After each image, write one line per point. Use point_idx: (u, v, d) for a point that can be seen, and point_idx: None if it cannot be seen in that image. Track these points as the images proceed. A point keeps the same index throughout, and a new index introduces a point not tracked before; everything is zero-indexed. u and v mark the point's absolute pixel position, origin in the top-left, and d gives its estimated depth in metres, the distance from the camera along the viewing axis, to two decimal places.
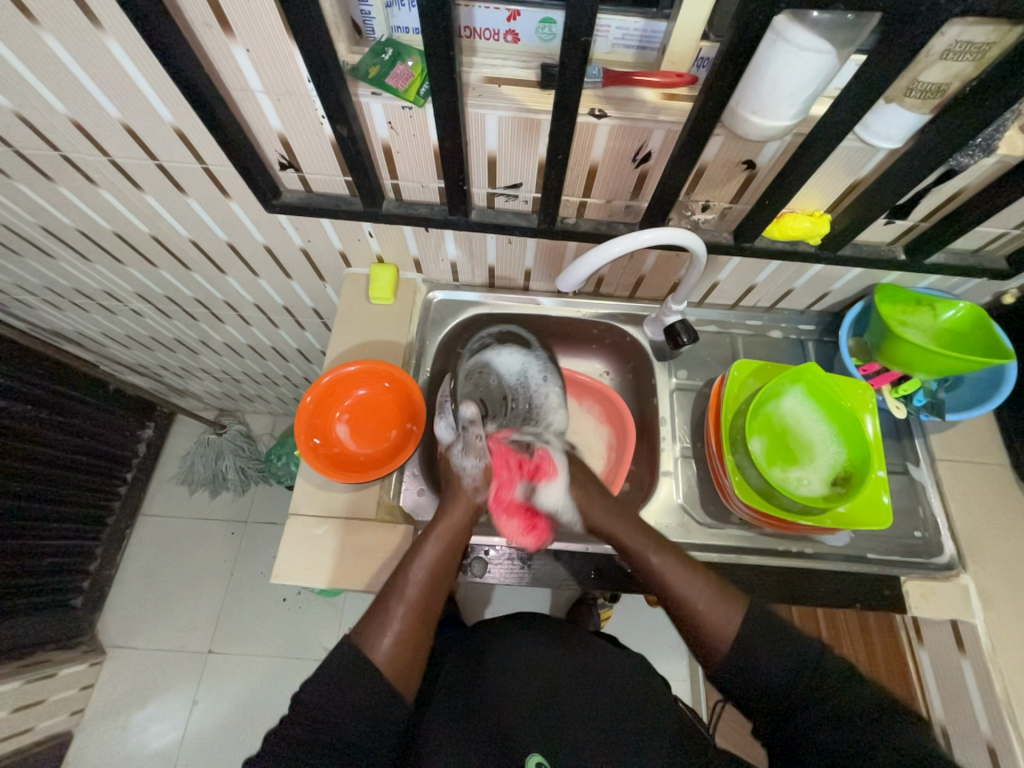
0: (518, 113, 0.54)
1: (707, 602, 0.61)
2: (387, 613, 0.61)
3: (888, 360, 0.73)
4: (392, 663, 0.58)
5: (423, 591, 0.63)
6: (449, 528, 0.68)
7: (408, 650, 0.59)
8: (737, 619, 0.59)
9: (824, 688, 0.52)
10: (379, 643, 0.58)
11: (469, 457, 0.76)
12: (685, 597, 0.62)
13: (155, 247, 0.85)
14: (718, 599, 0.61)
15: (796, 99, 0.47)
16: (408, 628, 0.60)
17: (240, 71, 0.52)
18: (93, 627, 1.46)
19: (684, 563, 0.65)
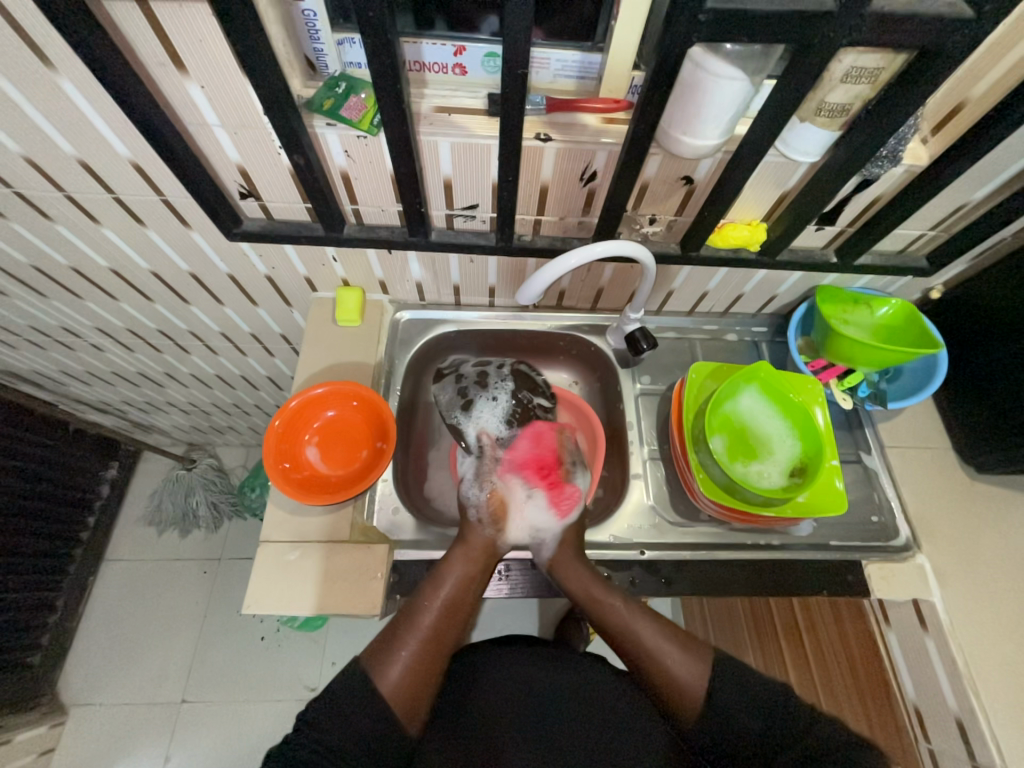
0: (469, 139, 0.57)
1: (672, 655, 0.59)
2: (400, 641, 0.58)
3: (833, 355, 0.78)
4: (400, 692, 0.55)
5: (439, 622, 0.61)
6: (474, 554, 0.67)
7: (421, 682, 0.56)
8: (703, 674, 0.58)
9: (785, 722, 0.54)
10: (390, 667, 0.56)
11: (474, 490, 0.74)
12: (646, 653, 0.60)
13: (115, 281, 0.84)
14: (683, 655, 0.59)
15: (720, 120, 0.52)
16: (420, 660, 0.57)
17: (195, 106, 0.54)
18: (53, 685, 1.37)
19: (649, 619, 0.63)
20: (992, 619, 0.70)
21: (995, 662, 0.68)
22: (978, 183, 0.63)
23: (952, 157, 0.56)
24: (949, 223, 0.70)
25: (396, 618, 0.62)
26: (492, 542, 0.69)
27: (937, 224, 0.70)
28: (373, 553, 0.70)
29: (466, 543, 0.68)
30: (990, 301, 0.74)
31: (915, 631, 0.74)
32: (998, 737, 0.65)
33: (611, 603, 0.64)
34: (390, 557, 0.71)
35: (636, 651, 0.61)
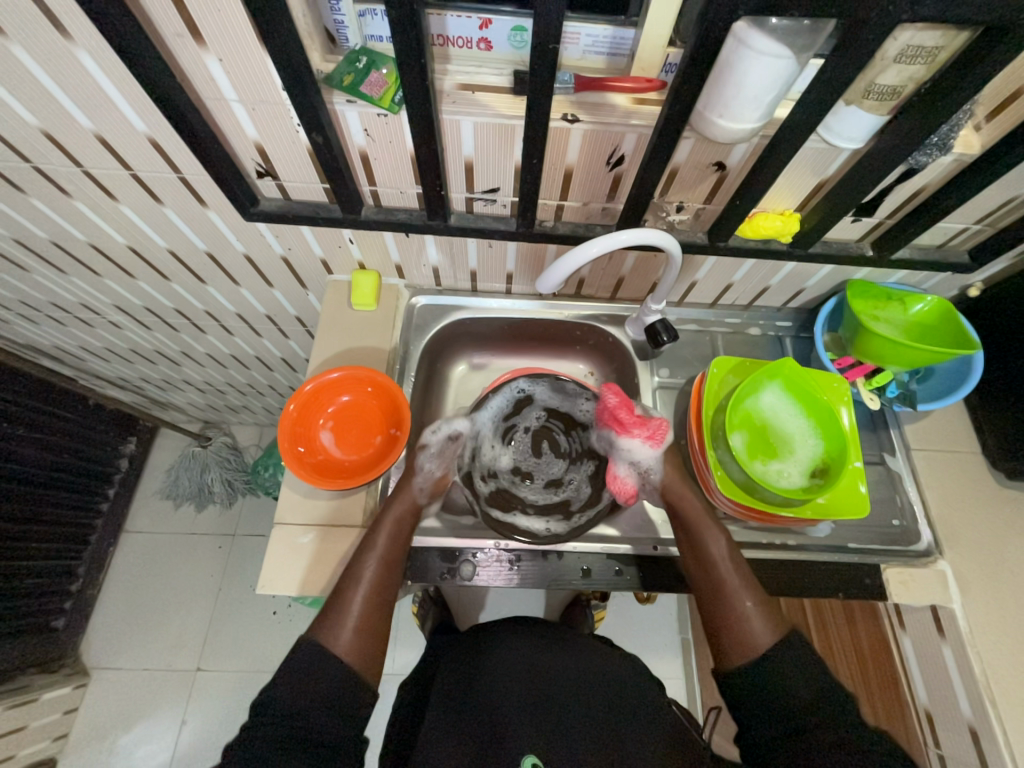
0: (492, 119, 0.55)
1: (755, 609, 0.62)
2: (343, 609, 0.62)
3: (861, 353, 0.75)
4: (354, 650, 0.60)
5: (375, 583, 0.63)
6: (398, 518, 0.68)
7: (369, 639, 0.61)
8: (772, 637, 0.60)
9: (831, 710, 0.55)
10: (339, 634, 0.60)
11: (430, 462, 0.79)
12: (729, 593, 0.63)
13: (133, 259, 0.84)
14: (762, 612, 0.62)
15: (759, 103, 0.49)
16: (366, 618, 0.62)
17: (213, 80, 0.52)
18: (75, 648, 1.42)
19: (741, 568, 0.65)
20: (1014, 629, 0.69)
21: (1014, 673, 0.66)
22: None
23: (1007, 147, 0.52)
24: (995, 218, 0.67)
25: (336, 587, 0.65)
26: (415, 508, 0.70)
27: (983, 218, 0.67)
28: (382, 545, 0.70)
29: (394, 508, 0.69)
30: None
31: (931, 636, 0.73)
32: (1013, 750, 0.63)
33: (716, 538, 0.67)
34: None
35: (721, 590, 0.64)
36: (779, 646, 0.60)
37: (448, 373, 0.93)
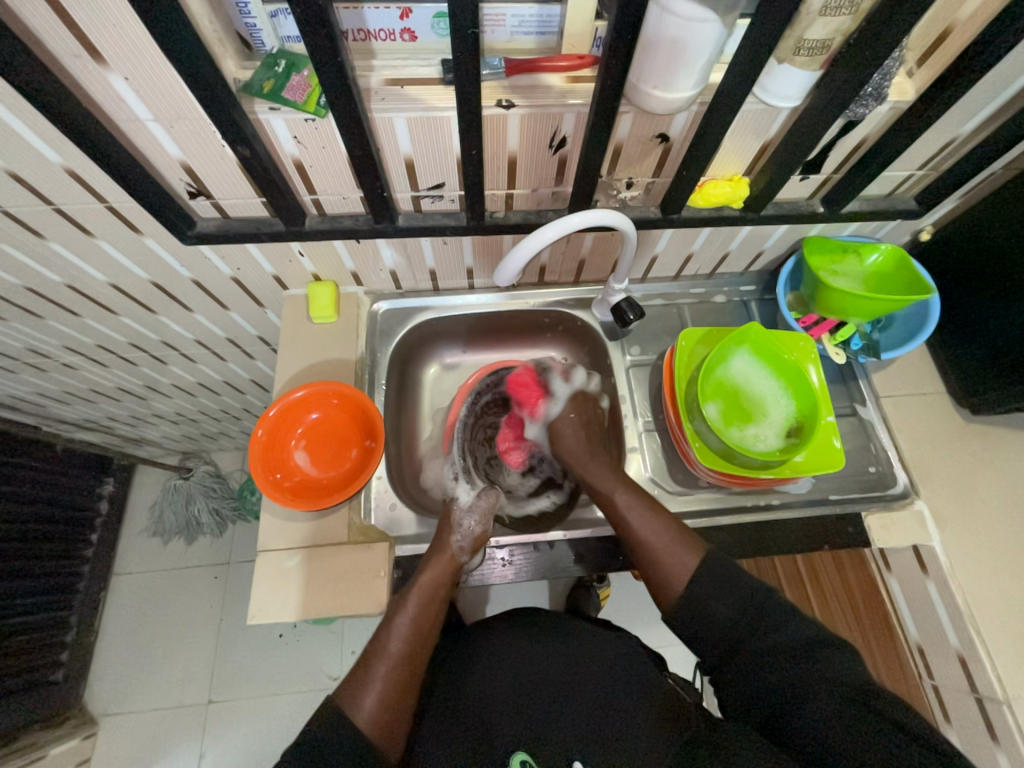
0: (425, 113, 0.53)
1: (667, 541, 0.63)
2: (370, 670, 0.59)
3: (824, 309, 0.76)
4: (375, 724, 0.56)
5: (408, 646, 0.61)
6: (430, 579, 0.65)
7: (393, 712, 0.57)
8: (691, 561, 0.61)
9: (767, 623, 0.56)
10: (363, 700, 0.56)
11: (469, 519, 0.71)
12: (639, 534, 0.64)
13: (75, 297, 0.80)
14: (674, 539, 0.63)
15: (692, 69, 0.48)
16: (391, 688, 0.58)
17: (123, 101, 0.49)
18: (79, 698, 1.39)
19: (646, 504, 0.67)
20: (992, 557, 0.71)
21: (996, 598, 0.69)
22: (969, 115, 0.60)
23: (940, 91, 0.52)
24: (937, 161, 0.67)
25: (365, 650, 0.62)
26: (457, 566, 0.67)
27: (926, 163, 0.67)
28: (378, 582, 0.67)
29: (427, 566, 0.67)
30: (983, 239, 0.72)
31: (916, 574, 0.75)
32: (1000, 671, 0.66)
33: (612, 489, 0.69)
34: (392, 553, 0.71)
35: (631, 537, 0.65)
36: (698, 571, 0.60)
37: (421, 376, 0.92)
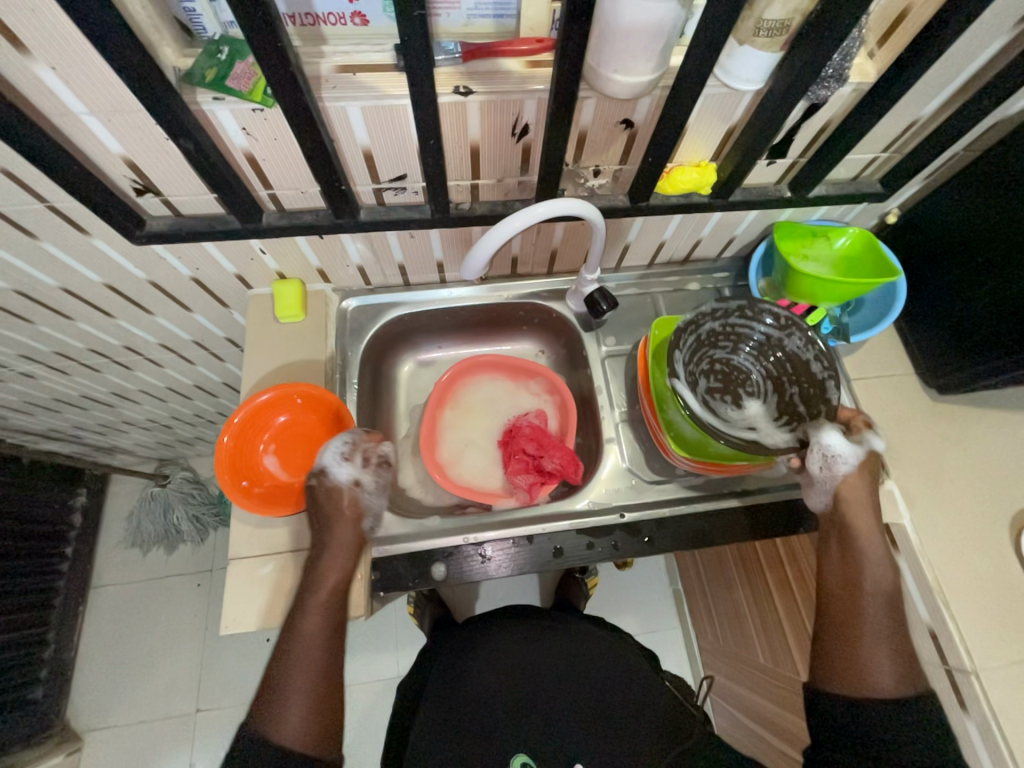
0: (380, 101, 0.51)
1: (886, 658, 0.59)
2: (284, 691, 0.57)
3: (795, 294, 0.76)
4: (302, 736, 0.56)
5: (318, 656, 0.59)
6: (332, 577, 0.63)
7: (319, 718, 0.57)
8: (894, 683, 0.58)
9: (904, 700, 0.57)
10: (284, 722, 0.56)
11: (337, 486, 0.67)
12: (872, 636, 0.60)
13: (25, 303, 0.76)
14: (896, 661, 0.59)
15: (652, 51, 0.46)
16: (313, 698, 0.57)
17: (53, 93, 0.46)
18: (61, 715, 1.36)
19: (888, 612, 0.62)
20: (959, 532, 0.73)
21: (962, 570, 0.71)
22: (930, 95, 0.60)
23: (900, 71, 0.52)
24: (900, 143, 0.68)
25: (273, 665, 0.60)
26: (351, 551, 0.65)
27: (890, 144, 0.68)
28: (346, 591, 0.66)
29: (326, 566, 0.63)
30: (947, 220, 0.72)
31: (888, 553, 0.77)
32: (968, 643, 0.68)
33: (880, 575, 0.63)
34: (368, 556, 0.69)
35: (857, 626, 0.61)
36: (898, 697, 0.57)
37: (395, 373, 0.90)
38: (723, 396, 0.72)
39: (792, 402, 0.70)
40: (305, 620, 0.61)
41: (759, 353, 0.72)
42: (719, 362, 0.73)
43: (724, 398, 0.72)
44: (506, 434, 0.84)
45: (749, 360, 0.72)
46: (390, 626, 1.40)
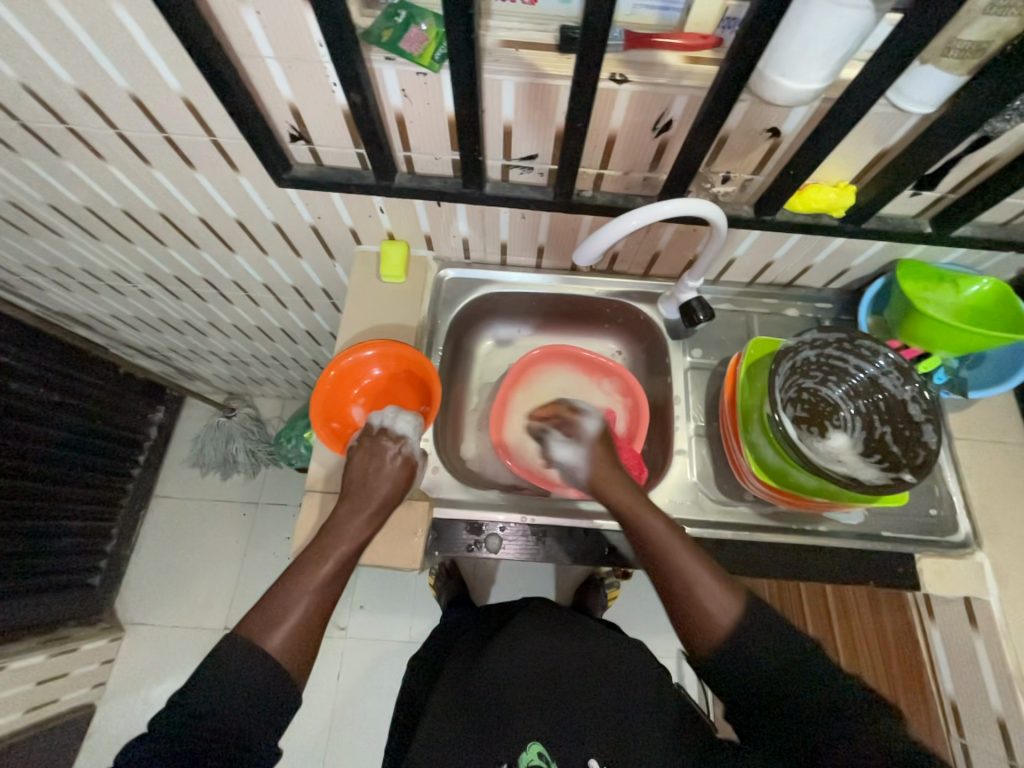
0: (536, 78, 0.52)
1: (687, 585, 0.57)
2: (281, 606, 0.56)
3: (908, 336, 0.72)
4: (287, 655, 0.54)
5: (324, 582, 0.58)
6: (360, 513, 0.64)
7: (306, 646, 0.55)
8: (726, 610, 0.55)
9: (798, 668, 0.51)
10: (274, 633, 0.54)
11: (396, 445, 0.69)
12: (699, 605, 0.56)
13: (164, 226, 0.84)
14: (691, 579, 0.57)
15: (827, 60, 0.45)
16: (306, 623, 0.56)
17: (250, 36, 0.50)
18: (110, 604, 1.50)
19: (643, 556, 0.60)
20: None
21: None
22: None
23: None
24: None
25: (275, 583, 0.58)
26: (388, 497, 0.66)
27: None
28: (410, 541, 0.69)
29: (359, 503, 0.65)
30: None
31: (962, 628, 0.71)
32: None
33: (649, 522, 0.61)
34: (429, 514, 0.72)
35: (694, 602, 0.56)
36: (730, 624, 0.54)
37: (474, 349, 0.92)
38: (812, 427, 0.69)
39: (884, 440, 0.67)
40: (331, 550, 0.61)
41: (854, 391, 0.69)
42: (808, 392, 0.70)
43: (810, 429, 0.69)
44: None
45: (840, 392, 0.69)
46: (411, 590, 1.45)
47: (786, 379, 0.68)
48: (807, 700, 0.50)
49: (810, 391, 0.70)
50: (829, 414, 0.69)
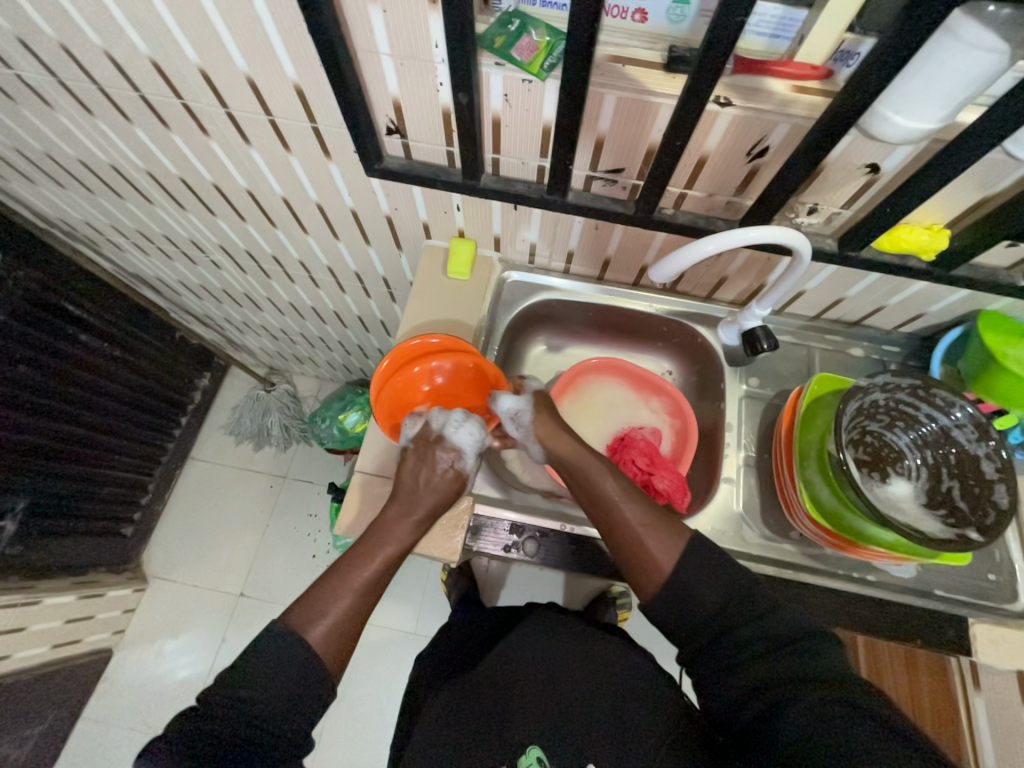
0: (640, 95, 0.53)
1: (644, 532, 0.61)
2: (323, 597, 0.58)
3: (984, 391, 0.69)
4: (326, 645, 0.55)
5: (365, 580, 0.60)
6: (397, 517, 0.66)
7: (344, 637, 0.57)
8: (673, 555, 0.59)
9: (752, 615, 0.54)
10: (314, 623, 0.56)
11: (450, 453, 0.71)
12: (643, 546, 0.60)
13: (248, 202, 0.88)
14: (658, 528, 0.61)
15: (950, 101, 0.44)
16: (347, 615, 0.58)
17: (371, 31, 0.52)
18: (139, 555, 1.56)
19: (606, 511, 0.64)
20: None
21: None
22: None
23: None
24: None
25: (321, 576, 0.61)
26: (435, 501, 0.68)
27: None
28: (451, 535, 0.70)
29: (400, 500, 0.68)
30: None
31: None
32: None
33: (594, 473, 0.67)
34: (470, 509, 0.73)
35: (639, 547, 0.60)
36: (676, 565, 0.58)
37: (526, 352, 0.93)
38: (874, 472, 0.67)
39: (950, 495, 0.64)
40: (376, 549, 0.63)
41: (922, 441, 0.66)
42: (871, 436, 0.68)
43: (870, 474, 0.67)
44: (619, 442, 0.84)
45: (903, 440, 0.67)
46: (424, 582, 1.46)
47: (851, 418, 0.66)
48: (769, 657, 0.52)
49: (873, 433, 0.68)
50: (893, 460, 0.67)
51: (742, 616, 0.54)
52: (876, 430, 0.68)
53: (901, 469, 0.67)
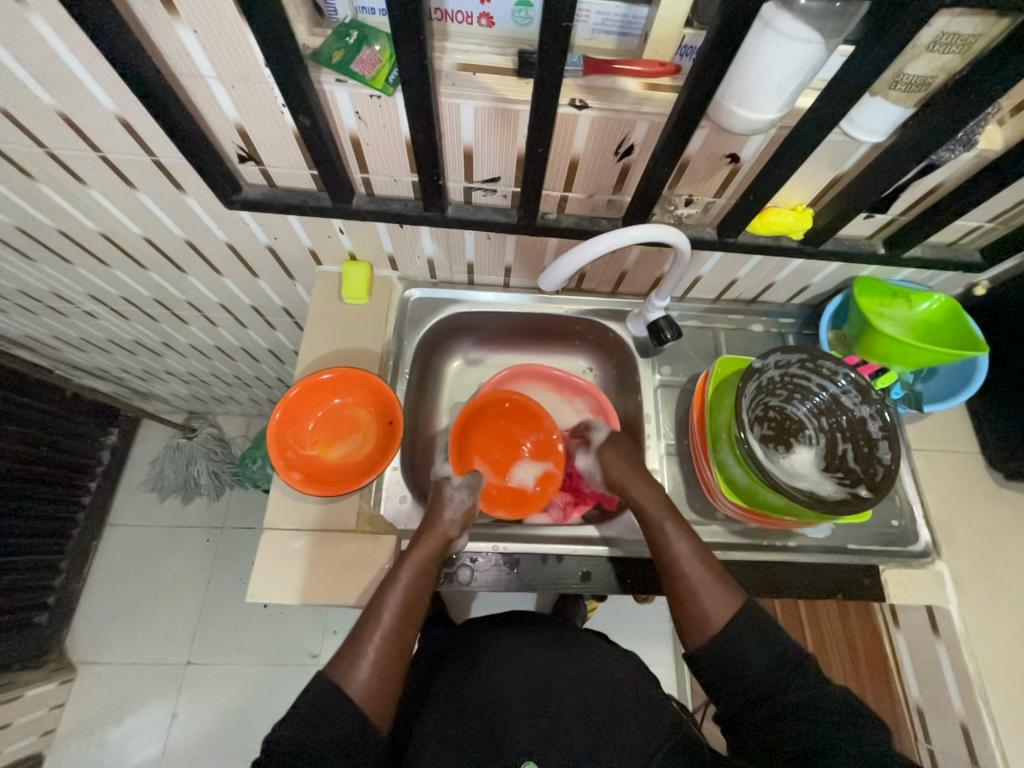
0: (496, 103, 0.51)
1: (704, 584, 0.61)
2: (362, 642, 0.57)
3: (867, 351, 0.73)
4: (369, 694, 0.55)
5: (400, 620, 0.59)
6: (426, 554, 0.64)
7: (387, 683, 0.56)
8: (728, 610, 0.59)
9: (798, 677, 0.54)
10: (355, 672, 0.55)
11: (458, 494, 0.72)
12: (697, 599, 0.60)
13: (107, 246, 0.78)
14: (714, 581, 0.61)
15: (783, 91, 0.45)
16: (386, 657, 0.57)
17: (187, 54, 0.47)
18: (60, 643, 1.39)
19: (668, 559, 0.64)
20: (1006, 628, 0.69)
21: (1005, 667, 0.68)
22: None
23: None
24: (1008, 217, 0.65)
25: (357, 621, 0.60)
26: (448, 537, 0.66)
27: (997, 216, 0.65)
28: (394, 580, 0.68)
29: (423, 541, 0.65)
30: None
31: (926, 635, 0.73)
32: (1005, 745, 0.64)
33: (658, 517, 0.66)
34: (397, 548, 0.70)
35: (693, 597, 0.60)
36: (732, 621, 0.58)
37: (443, 370, 0.90)
38: (778, 445, 0.70)
39: (845, 457, 0.68)
40: (406, 588, 0.62)
41: (818, 409, 0.70)
42: (773, 410, 0.71)
43: (776, 447, 0.70)
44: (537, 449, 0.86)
45: (806, 408, 0.71)
46: None
47: (752, 395, 0.69)
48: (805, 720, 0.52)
49: (777, 406, 0.71)
50: (796, 430, 0.71)
51: (790, 674, 0.54)
52: (779, 402, 0.71)
53: (803, 437, 0.70)
